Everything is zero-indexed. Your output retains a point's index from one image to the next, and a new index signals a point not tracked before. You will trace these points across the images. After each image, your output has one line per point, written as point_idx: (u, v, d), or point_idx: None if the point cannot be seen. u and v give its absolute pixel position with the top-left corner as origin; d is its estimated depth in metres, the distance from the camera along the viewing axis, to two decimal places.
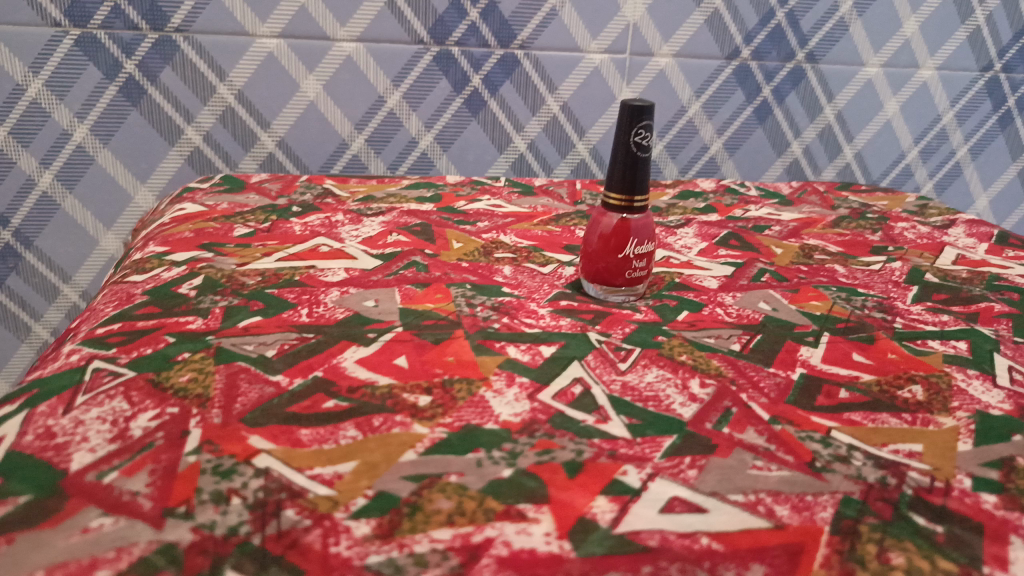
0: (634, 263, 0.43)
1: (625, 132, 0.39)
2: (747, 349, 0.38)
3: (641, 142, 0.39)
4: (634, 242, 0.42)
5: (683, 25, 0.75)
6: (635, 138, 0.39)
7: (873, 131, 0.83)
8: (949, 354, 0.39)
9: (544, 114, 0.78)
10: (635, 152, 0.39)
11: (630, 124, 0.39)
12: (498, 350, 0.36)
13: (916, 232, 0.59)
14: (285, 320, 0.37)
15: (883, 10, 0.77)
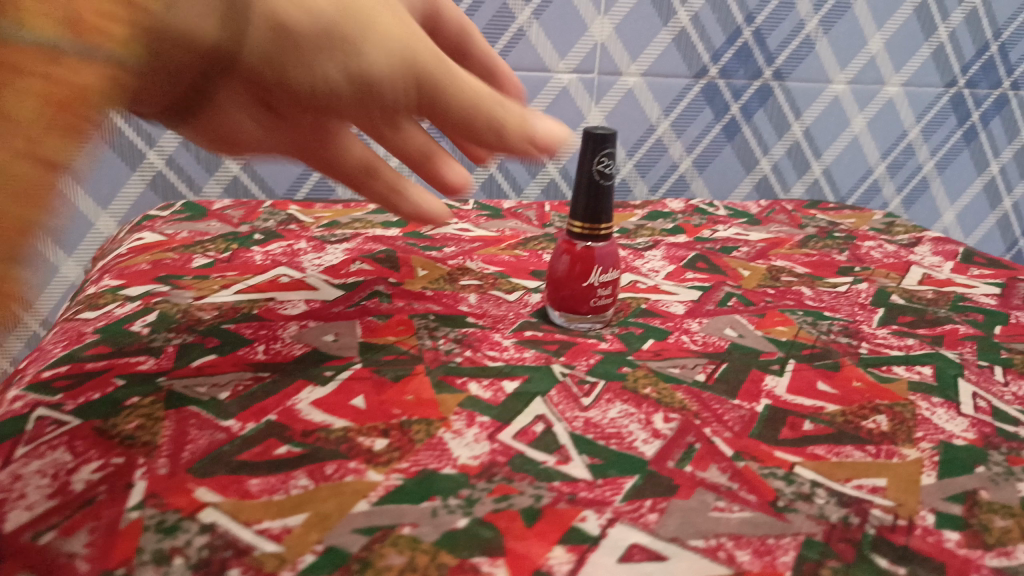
0: (599, 291, 0.43)
1: (588, 160, 0.39)
2: (712, 379, 0.38)
3: (603, 170, 0.39)
4: (599, 269, 0.42)
5: (650, 44, 0.75)
6: (598, 166, 0.39)
7: (840, 148, 0.84)
8: (914, 380, 0.39)
9: None
10: (596, 180, 0.39)
11: (593, 152, 0.40)
12: (460, 387, 0.35)
13: (882, 251, 0.59)
14: (241, 357, 0.36)
15: (848, 28, 0.78)
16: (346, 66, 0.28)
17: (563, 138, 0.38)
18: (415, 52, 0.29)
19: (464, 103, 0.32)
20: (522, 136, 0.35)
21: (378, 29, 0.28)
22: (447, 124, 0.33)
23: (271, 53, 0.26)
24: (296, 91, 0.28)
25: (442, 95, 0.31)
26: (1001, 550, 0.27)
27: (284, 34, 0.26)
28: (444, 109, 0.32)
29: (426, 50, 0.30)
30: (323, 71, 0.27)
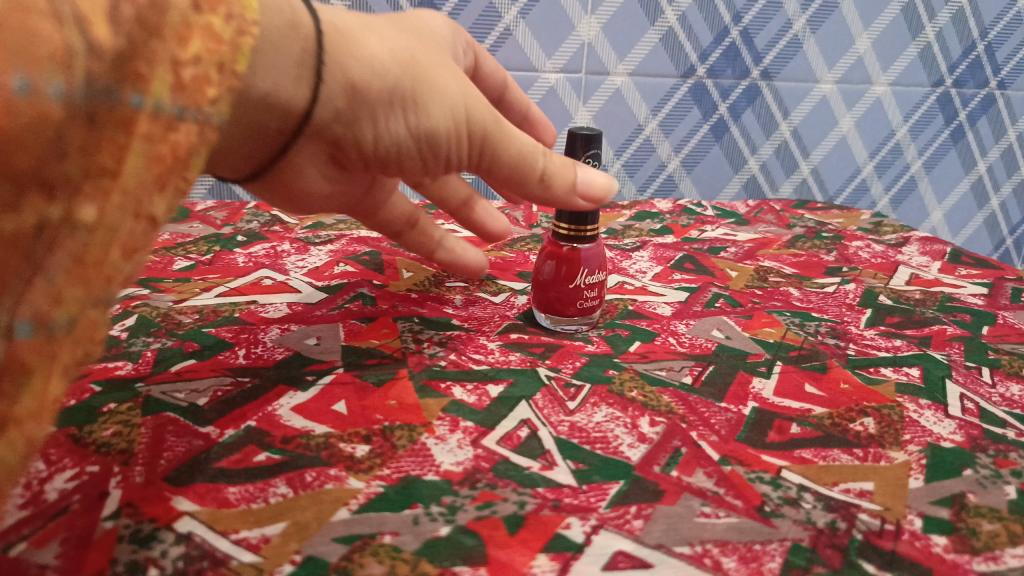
0: (586, 293, 0.42)
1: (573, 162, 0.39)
2: (698, 382, 0.38)
3: None
4: (585, 271, 0.42)
5: (638, 43, 0.74)
6: None
7: (828, 147, 0.84)
8: (901, 382, 0.39)
9: None
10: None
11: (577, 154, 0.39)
12: (444, 391, 0.35)
13: (870, 251, 0.59)
14: (221, 362, 0.36)
15: (836, 27, 0.78)
16: (407, 121, 0.31)
17: (609, 190, 0.36)
18: (471, 110, 0.31)
19: (519, 159, 0.33)
20: (570, 189, 0.35)
21: (439, 89, 0.30)
22: (499, 181, 0.34)
23: (342, 110, 0.29)
24: (361, 146, 0.32)
25: (495, 149, 0.32)
26: (989, 554, 0.26)
27: (354, 93, 0.29)
28: (498, 164, 0.33)
29: (484, 108, 0.32)
30: (385, 126, 0.30)
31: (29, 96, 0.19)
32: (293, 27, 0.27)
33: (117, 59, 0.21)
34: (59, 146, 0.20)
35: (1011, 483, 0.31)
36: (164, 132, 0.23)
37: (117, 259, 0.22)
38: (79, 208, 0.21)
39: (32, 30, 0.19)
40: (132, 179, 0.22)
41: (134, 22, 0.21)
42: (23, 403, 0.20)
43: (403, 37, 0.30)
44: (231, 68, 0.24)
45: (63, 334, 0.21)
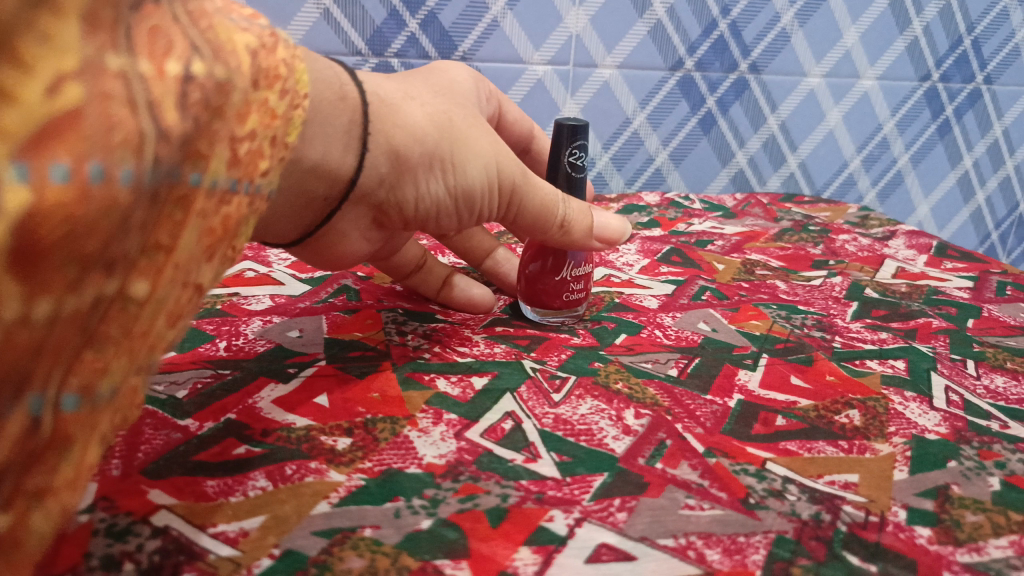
0: (572, 285, 0.42)
1: (558, 151, 0.39)
2: (684, 374, 0.37)
3: (574, 163, 0.39)
4: (571, 263, 0.41)
5: (627, 36, 0.74)
6: (569, 158, 0.39)
7: (815, 141, 0.84)
8: (887, 374, 0.39)
9: None
10: (569, 173, 0.39)
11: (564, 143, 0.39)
12: (427, 383, 0.34)
13: (857, 244, 0.59)
14: (202, 355, 0.35)
15: (824, 21, 0.78)
16: (441, 178, 0.35)
17: (622, 233, 0.39)
18: (500, 164, 0.35)
19: (544, 208, 0.36)
20: (589, 233, 0.38)
21: (471, 149, 0.35)
22: (527, 230, 0.38)
23: (386, 174, 0.34)
24: (401, 207, 0.36)
25: (523, 198, 0.36)
26: (972, 545, 0.26)
27: (395, 157, 0.33)
28: (526, 212, 0.37)
29: (511, 161, 0.36)
30: (424, 185, 0.35)
31: (104, 183, 0.16)
32: (341, 99, 0.31)
33: (186, 140, 0.19)
34: (124, 226, 0.17)
35: (995, 474, 0.31)
36: (217, 204, 0.22)
37: (164, 328, 0.21)
38: (136, 286, 0.19)
39: (109, 111, 0.16)
40: (184, 253, 0.21)
41: (202, 102, 0.20)
42: (59, 472, 0.17)
43: (437, 102, 0.35)
44: (282, 141, 0.26)
45: (111, 404, 0.19)
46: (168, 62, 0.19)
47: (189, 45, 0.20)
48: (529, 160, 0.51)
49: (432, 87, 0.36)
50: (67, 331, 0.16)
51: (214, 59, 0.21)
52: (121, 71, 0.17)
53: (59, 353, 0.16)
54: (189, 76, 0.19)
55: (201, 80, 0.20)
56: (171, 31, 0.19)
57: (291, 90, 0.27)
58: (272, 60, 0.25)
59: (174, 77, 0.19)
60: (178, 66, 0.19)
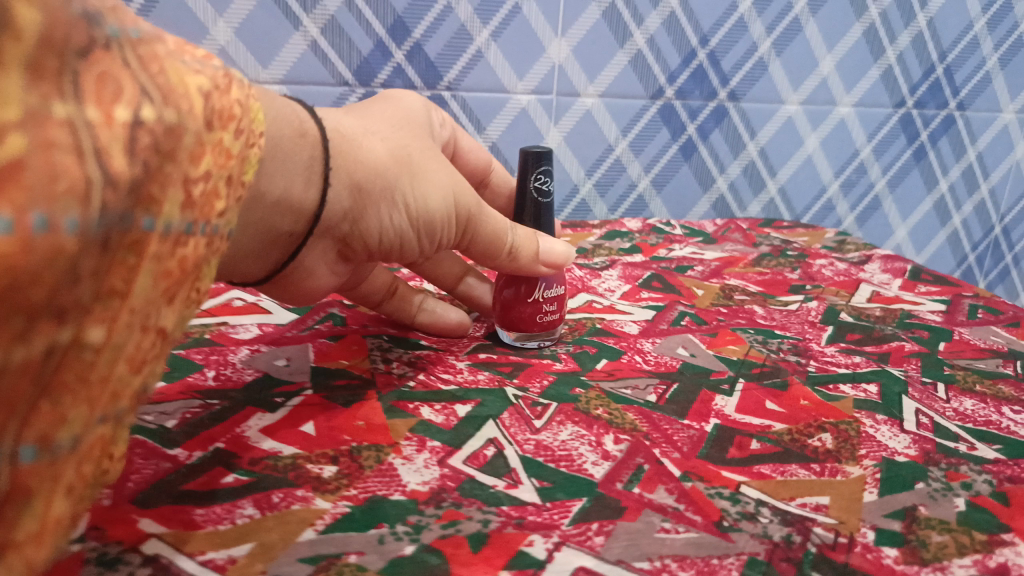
0: (546, 307, 0.43)
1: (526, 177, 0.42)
2: (662, 400, 0.38)
3: (540, 186, 0.42)
4: (544, 285, 0.43)
5: (608, 66, 0.76)
6: (535, 182, 0.42)
7: (794, 167, 0.86)
8: (859, 399, 0.40)
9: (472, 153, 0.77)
10: (536, 197, 0.42)
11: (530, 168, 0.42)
12: (412, 411, 0.35)
13: (833, 269, 0.61)
14: (190, 385, 0.36)
15: (801, 50, 0.80)
16: (401, 209, 0.37)
17: (567, 256, 0.41)
18: (455, 194, 0.38)
19: (493, 236, 0.39)
20: (533, 258, 0.41)
21: (428, 182, 0.37)
22: (477, 256, 0.41)
23: (348, 207, 0.36)
24: (363, 238, 0.38)
25: (477, 227, 0.39)
26: (937, 565, 0.27)
27: (356, 191, 0.35)
28: (478, 239, 0.39)
29: (467, 193, 0.39)
30: (386, 218, 0.37)
31: (48, 232, 0.16)
32: (300, 135, 0.32)
33: (135, 186, 0.18)
34: (73, 275, 0.17)
35: (961, 495, 0.32)
36: (172, 248, 0.21)
37: (126, 373, 0.20)
38: (89, 332, 0.18)
39: (53, 160, 0.16)
40: (141, 297, 0.20)
41: (152, 147, 0.19)
42: (22, 526, 0.17)
43: (397, 137, 0.37)
44: (239, 179, 0.26)
45: (73, 452, 0.19)
46: (117, 107, 0.18)
47: (139, 90, 0.19)
48: (489, 194, 0.52)
49: (392, 122, 0.38)
50: (17, 382, 0.16)
51: (164, 102, 0.20)
52: (67, 119, 0.17)
53: (12, 406, 0.16)
54: (139, 120, 0.19)
55: (151, 124, 0.19)
56: (120, 75, 0.19)
57: (245, 129, 0.27)
58: (226, 100, 0.25)
59: (123, 123, 0.18)
60: (127, 111, 0.18)
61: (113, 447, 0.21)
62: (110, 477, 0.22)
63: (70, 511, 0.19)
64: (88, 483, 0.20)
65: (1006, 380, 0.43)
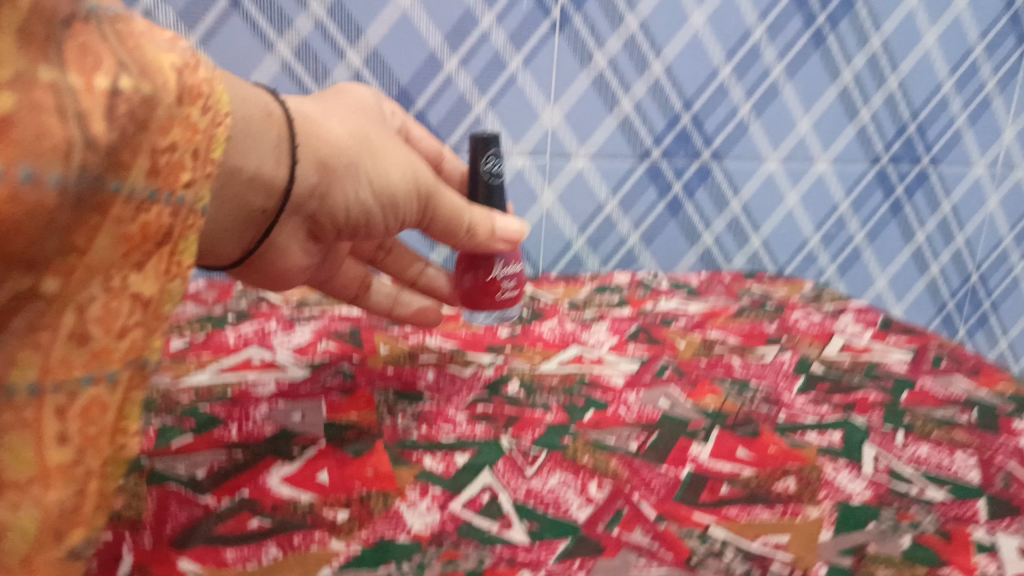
0: (504, 284, 0.53)
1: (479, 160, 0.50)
2: (643, 447, 0.42)
3: (490, 167, 0.50)
4: (501, 266, 0.53)
5: (598, 128, 0.81)
6: (487, 163, 0.50)
7: (776, 221, 0.90)
8: (823, 446, 0.43)
9: None
10: (487, 178, 0.50)
11: (481, 153, 0.50)
12: (415, 461, 0.39)
13: (808, 320, 0.65)
14: (216, 438, 0.40)
15: (778, 111, 0.85)
16: (365, 184, 0.41)
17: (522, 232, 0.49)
18: (415, 173, 0.43)
19: (454, 213, 0.45)
20: (490, 234, 0.48)
21: (389, 161, 0.42)
22: (437, 232, 0.46)
23: (315, 184, 0.39)
24: (332, 213, 0.42)
25: (437, 204, 0.44)
26: None
27: (322, 167, 0.39)
28: (437, 214, 0.45)
29: (425, 173, 0.44)
30: (353, 193, 0.41)
31: (33, 184, 0.19)
32: (268, 115, 0.36)
33: (112, 151, 0.22)
34: (48, 228, 0.20)
35: (907, 534, 0.35)
36: (134, 212, 0.23)
37: (102, 336, 0.23)
38: (45, 284, 0.21)
39: (38, 121, 0.20)
40: (100, 256, 0.22)
41: (129, 115, 0.22)
42: (17, 469, 0.21)
43: (355, 121, 0.42)
44: (206, 155, 0.28)
45: (50, 398, 0.22)
46: (97, 76, 0.22)
47: (116, 62, 0.23)
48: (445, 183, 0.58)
49: (348, 109, 0.43)
50: None
51: (140, 75, 0.23)
52: (51, 83, 0.20)
53: None
54: (116, 90, 0.22)
55: (129, 95, 0.23)
56: (99, 49, 0.22)
57: (212, 108, 0.29)
58: (196, 79, 0.27)
59: (101, 90, 0.22)
60: (106, 81, 0.22)
61: (109, 418, 0.24)
62: (128, 452, 0.25)
63: (77, 462, 0.22)
64: (105, 458, 0.24)
65: (960, 427, 0.47)
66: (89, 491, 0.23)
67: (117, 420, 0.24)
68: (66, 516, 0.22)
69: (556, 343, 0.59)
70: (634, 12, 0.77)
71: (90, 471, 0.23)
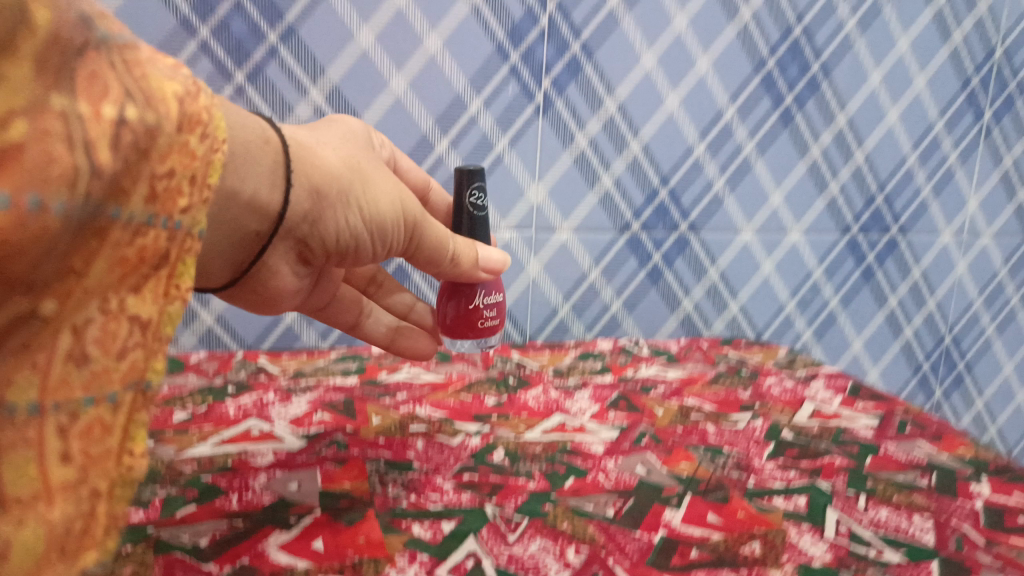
0: (484, 312, 0.58)
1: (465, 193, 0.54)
2: (619, 513, 0.45)
3: (475, 200, 0.54)
4: (482, 293, 0.57)
5: (580, 204, 0.85)
6: (472, 197, 0.54)
7: (753, 288, 0.94)
8: (788, 511, 0.46)
9: None
10: (471, 210, 0.54)
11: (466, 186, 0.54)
12: (404, 528, 0.42)
13: (781, 386, 0.69)
14: (218, 508, 0.43)
15: (751, 186, 0.90)
16: (356, 210, 0.45)
17: (504, 263, 0.55)
18: (401, 201, 0.47)
19: (437, 241, 0.50)
20: (471, 263, 0.53)
21: (378, 190, 0.46)
22: (421, 257, 0.51)
23: (308, 209, 0.43)
24: (323, 237, 0.46)
25: (422, 231, 0.49)
26: None
27: (316, 193, 0.43)
28: (422, 241, 0.49)
29: (412, 201, 0.48)
30: (344, 219, 0.45)
31: (39, 212, 0.21)
32: (268, 143, 0.39)
33: (114, 178, 0.24)
34: (48, 253, 0.22)
35: None
36: (131, 237, 0.25)
37: (101, 356, 0.25)
38: (43, 306, 0.22)
39: (48, 150, 0.21)
40: (96, 281, 0.24)
41: (132, 144, 0.24)
42: (18, 485, 0.22)
43: (347, 150, 0.46)
44: (203, 180, 0.30)
45: (52, 416, 0.23)
46: (104, 105, 0.24)
47: (123, 92, 0.25)
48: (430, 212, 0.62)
49: (340, 139, 0.47)
50: None
51: (146, 105, 0.25)
52: (61, 111, 0.22)
53: None
54: (122, 120, 0.24)
55: (133, 124, 0.24)
56: (107, 77, 0.24)
57: (210, 135, 0.31)
58: (195, 107, 0.29)
59: (108, 119, 0.23)
60: (112, 110, 0.24)
61: (112, 440, 0.26)
62: (135, 473, 0.27)
63: (80, 482, 0.24)
64: (111, 479, 0.26)
65: (919, 491, 0.50)
66: (97, 511, 0.25)
67: (122, 443, 0.26)
68: (75, 537, 0.24)
69: (540, 412, 0.61)
70: (611, 95, 0.83)
71: (97, 491, 0.25)
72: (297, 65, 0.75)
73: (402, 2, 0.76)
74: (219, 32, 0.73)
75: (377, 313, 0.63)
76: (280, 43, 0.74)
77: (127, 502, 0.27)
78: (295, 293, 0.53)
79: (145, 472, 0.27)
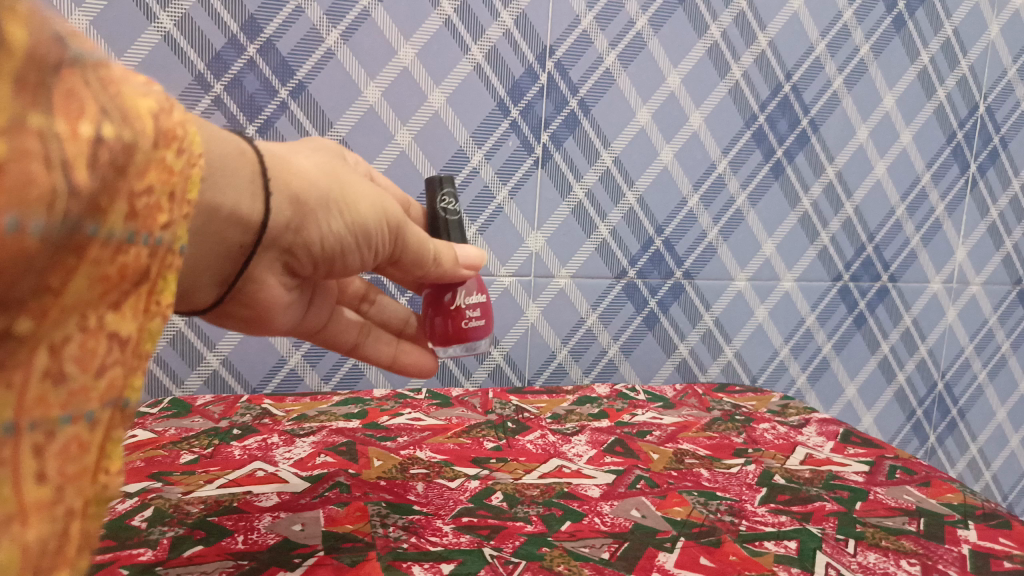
0: (468, 312, 0.58)
1: (434, 200, 0.57)
2: (614, 556, 0.46)
3: (444, 206, 0.57)
4: (460, 293, 0.58)
5: (577, 252, 0.88)
6: (441, 203, 0.57)
7: (747, 334, 0.96)
8: (780, 554, 0.47)
9: (489, 363, 0.90)
10: (443, 214, 0.57)
11: (436, 194, 0.57)
12: (405, 570, 0.43)
13: (774, 432, 0.70)
14: (224, 548, 0.44)
15: (744, 236, 0.93)
16: (338, 216, 0.45)
17: (480, 258, 0.57)
18: (380, 204, 0.48)
19: (422, 243, 0.51)
20: (454, 262, 0.54)
21: (359, 197, 0.46)
22: (409, 260, 0.51)
23: (290, 218, 0.42)
24: (308, 244, 0.45)
25: (406, 234, 0.49)
26: None
27: (296, 203, 0.42)
28: (407, 243, 0.50)
29: (393, 205, 0.49)
30: (327, 225, 0.45)
31: (17, 234, 0.19)
32: (243, 155, 0.38)
33: (92, 196, 0.22)
34: (25, 270, 0.20)
35: None
36: (112, 255, 0.24)
37: (79, 375, 0.24)
38: (19, 324, 0.21)
39: (27, 169, 0.20)
40: (74, 298, 0.23)
41: (110, 162, 0.23)
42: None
43: (321, 160, 0.45)
44: (182, 196, 0.28)
45: (28, 436, 0.22)
46: (81, 123, 0.22)
47: (100, 108, 0.23)
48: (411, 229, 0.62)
49: (313, 151, 0.47)
50: None
51: (123, 122, 0.24)
52: (39, 131, 0.20)
53: None
54: (100, 138, 0.22)
55: (110, 142, 0.23)
56: (83, 94, 0.22)
57: (186, 150, 0.28)
58: (170, 122, 0.27)
59: (86, 138, 0.21)
60: (90, 128, 0.22)
61: (89, 457, 0.25)
62: (109, 491, 0.26)
63: (56, 502, 0.23)
64: (86, 497, 0.25)
65: (907, 535, 0.51)
66: (71, 531, 0.24)
67: (98, 461, 0.26)
68: (49, 556, 0.23)
69: (538, 456, 0.63)
70: (608, 149, 0.86)
71: (71, 510, 0.24)
72: (306, 119, 0.78)
73: (408, 60, 0.79)
74: (233, 87, 0.76)
75: (378, 331, 0.64)
76: (290, 98, 0.77)
77: (99, 520, 0.26)
78: (288, 307, 0.53)
79: (119, 489, 0.27)
